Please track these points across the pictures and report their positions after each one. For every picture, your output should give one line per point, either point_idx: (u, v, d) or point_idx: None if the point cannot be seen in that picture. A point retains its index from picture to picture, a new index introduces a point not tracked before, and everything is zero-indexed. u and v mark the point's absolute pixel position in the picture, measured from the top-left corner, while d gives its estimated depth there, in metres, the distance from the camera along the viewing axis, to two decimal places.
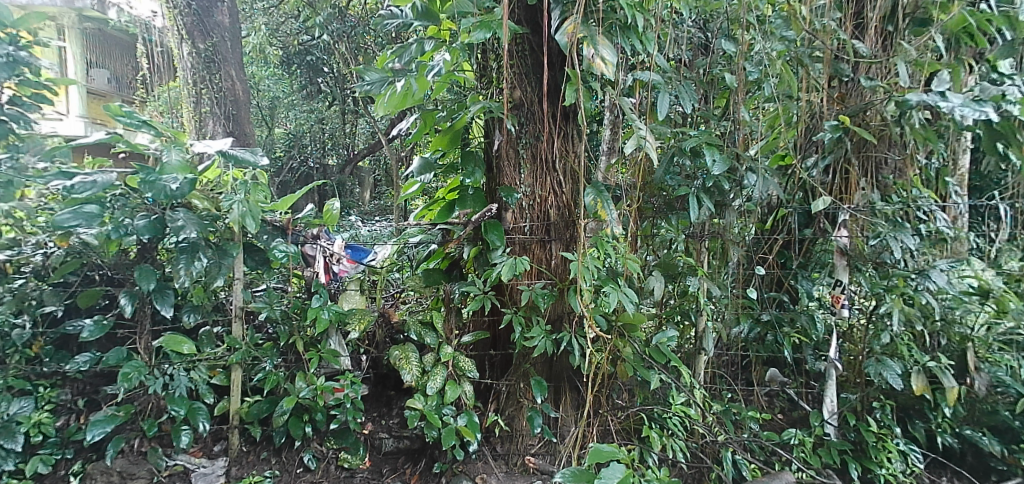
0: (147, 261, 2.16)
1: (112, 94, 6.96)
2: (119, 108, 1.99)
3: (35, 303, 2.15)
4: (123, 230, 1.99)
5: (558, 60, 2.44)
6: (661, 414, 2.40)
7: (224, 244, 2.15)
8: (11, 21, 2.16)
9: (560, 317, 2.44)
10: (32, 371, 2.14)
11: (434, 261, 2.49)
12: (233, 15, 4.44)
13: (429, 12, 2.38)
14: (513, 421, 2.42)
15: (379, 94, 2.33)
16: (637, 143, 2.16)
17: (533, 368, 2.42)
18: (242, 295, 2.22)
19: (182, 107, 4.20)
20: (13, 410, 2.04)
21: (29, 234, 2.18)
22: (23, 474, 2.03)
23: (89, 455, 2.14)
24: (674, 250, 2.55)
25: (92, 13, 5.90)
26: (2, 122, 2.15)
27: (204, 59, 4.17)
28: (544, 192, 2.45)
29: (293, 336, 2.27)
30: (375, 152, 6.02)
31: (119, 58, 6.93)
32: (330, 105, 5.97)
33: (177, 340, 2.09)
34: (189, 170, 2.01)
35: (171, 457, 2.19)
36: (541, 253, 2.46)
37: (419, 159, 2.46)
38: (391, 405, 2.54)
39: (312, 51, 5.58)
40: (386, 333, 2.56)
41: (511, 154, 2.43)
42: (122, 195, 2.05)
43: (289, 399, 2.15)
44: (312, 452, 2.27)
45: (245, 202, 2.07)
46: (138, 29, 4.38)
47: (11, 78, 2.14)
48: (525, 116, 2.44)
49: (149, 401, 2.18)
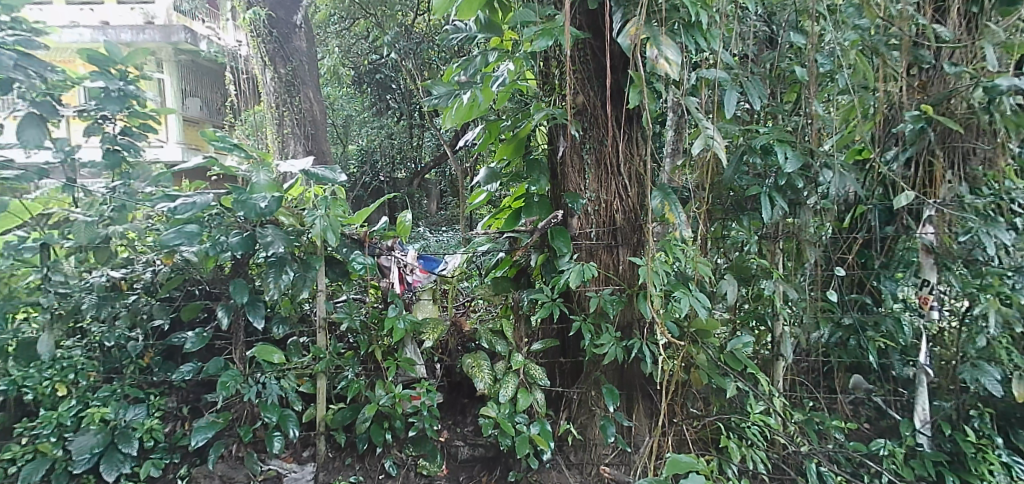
0: (241, 275, 2.27)
1: (205, 120, 6.78)
2: (213, 133, 2.11)
3: (146, 317, 2.27)
4: (219, 247, 2.10)
5: (620, 63, 2.42)
6: (739, 423, 2.33)
7: (308, 257, 2.24)
8: (120, 57, 2.31)
9: (630, 324, 2.43)
10: (145, 379, 2.28)
11: (502, 269, 2.54)
12: (310, 38, 4.56)
13: (493, 23, 2.45)
14: (586, 430, 2.41)
15: (446, 107, 2.42)
16: (705, 143, 2.11)
17: (604, 375, 2.42)
18: (325, 306, 2.30)
19: (266, 130, 4.46)
20: (129, 416, 2.16)
21: (140, 253, 2.30)
22: (138, 476, 2.14)
23: (194, 459, 2.24)
24: (746, 252, 2.51)
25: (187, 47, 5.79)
26: (115, 152, 2.32)
27: (284, 82, 4.31)
28: (609, 197, 2.44)
29: (372, 344, 2.34)
30: (441, 164, 6.15)
31: (210, 85, 6.84)
32: (398, 120, 6.09)
33: (267, 350, 2.19)
34: (275, 189, 2.13)
35: (265, 463, 2.29)
36: (609, 259, 2.46)
37: (486, 168, 2.55)
38: (466, 413, 2.56)
39: (381, 69, 5.81)
40: (458, 341, 2.55)
41: (576, 160, 2.44)
42: (218, 214, 2.16)
43: (371, 406, 2.22)
44: (392, 458, 2.31)
45: (326, 216, 2.16)
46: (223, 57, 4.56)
47: (122, 111, 2.30)
48: (589, 121, 2.44)
49: (244, 408, 2.27)
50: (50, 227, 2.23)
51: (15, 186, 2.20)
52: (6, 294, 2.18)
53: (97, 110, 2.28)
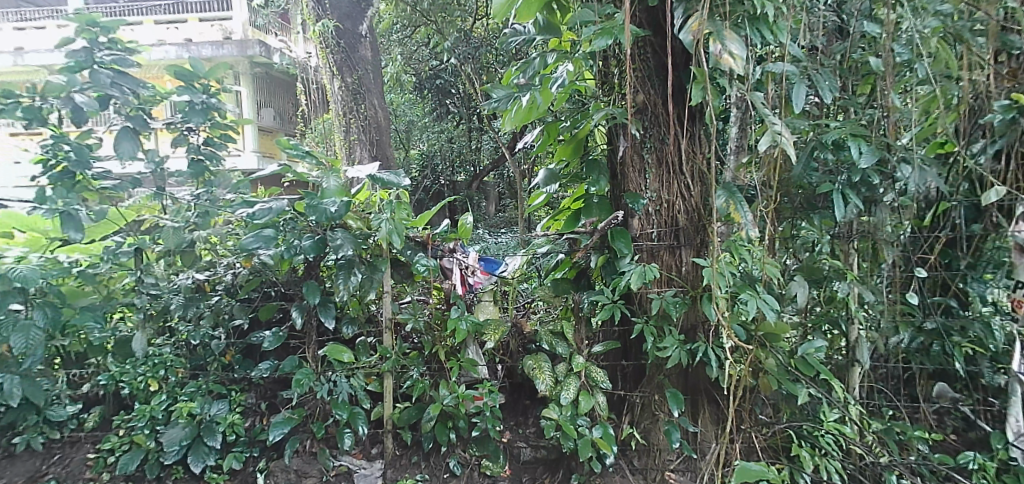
0: (313, 278, 2.35)
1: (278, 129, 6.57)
2: (287, 141, 2.20)
3: (228, 317, 2.38)
4: (293, 251, 2.20)
5: (683, 59, 2.36)
6: (812, 431, 2.23)
7: (375, 260, 2.31)
8: (203, 72, 2.45)
9: (694, 327, 2.38)
10: (226, 376, 2.40)
11: (562, 271, 2.53)
12: (375, 47, 4.63)
13: (551, 24, 2.44)
14: (649, 435, 2.36)
15: (505, 110, 2.43)
16: (772, 139, 2.04)
17: (668, 379, 2.36)
18: (391, 306, 2.36)
19: (332, 137, 4.70)
20: (213, 411, 2.28)
21: (221, 256, 2.42)
22: (221, 468, 2.26)
23: (272, 453, 2.34)
24: (818, 253, 2.40)
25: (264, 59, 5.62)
26: (199, 162, 2.46)
27: (350, 91, 4.45)
28: (671, 196, 2.39)
29: (436, 345, 2.38)
30: (500, 167, 6.21)
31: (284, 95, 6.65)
32: (458, 124, 6.22)
33: (338, 349, 2.27)
34: (345, 193, 2.21)
35: (337, 458, 2.34)
36: (671, 260, 2.42)
37: (544, 170, 2.56)
38: (528, 414, 2.57)
39: (441, 74, 5.91)
40: (520, 343, 2.54)
41: (636, 160, 2.41)
42: (292, 219, 2.25)
43: (435, 406, 2.26)
44: (457, 458, 2.35)
45: (391, 220, 2.22)
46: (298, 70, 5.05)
47: (205, 123, 2.43)
48: (650, 120, 2.40)
49: (317, 405, 2.36)
50: (142, 233, 2.36)
51: (112, 195, 2.36)
52: (106, 295, 2.37)
53: (183, 122, 2.43)
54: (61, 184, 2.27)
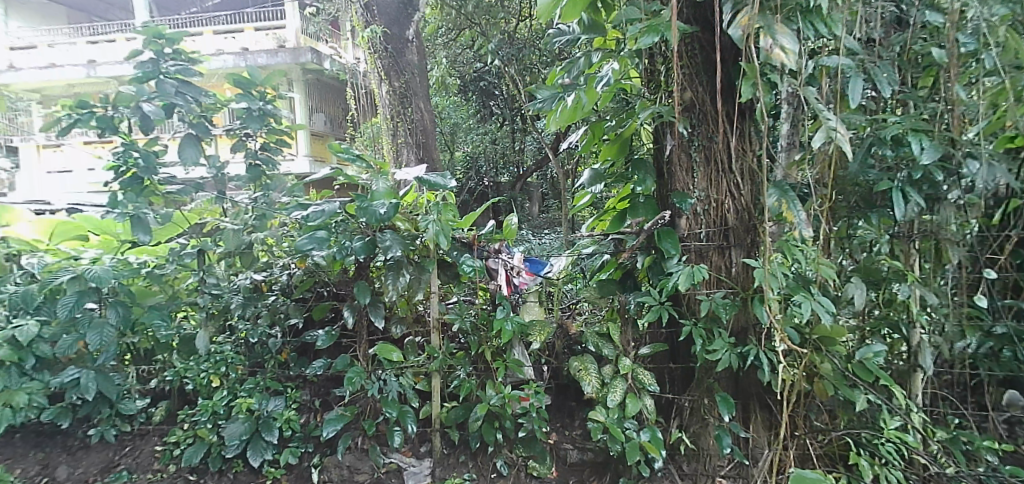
0: (363, 278, 2.40)
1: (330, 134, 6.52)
2: (339, 145, 2.28)
3: (284, 316, 2.45)
4: (344, 252, 2.26)
5: (732, 55, 2.31)
6: (871, 439, 2.15)
7: (422, 260, 2.35)
8: (260, 79, 2.54)
9: (745, 329, 2.31)
10: (282, 373, 2.48)
11: (607, 272, 2.51)
12: (421, 51, 4.69)
13: (595, 24, 2.43)
14: (698, 439, 2.31)
15: (550, 110, 2.43)
16: (826, 136, 1.98)
17: (718, 383, 2.31)
18: (438, 306, 2.40)
19: (380, 141, 4.82)
20: (270, 407, 2.35)
21: (277, 257, 2.49)
22: (278, 462, 2.34)
23: (325, 450, 2.40)
24: (877, 253, 2.29)
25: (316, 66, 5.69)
26: (256, 167, 2.56)
27: (398, 95, 4.52)
28: (719, 195, 2.35)
29: (482, 345, 2.39)
30: (543, 167, 6.22)
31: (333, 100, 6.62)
32: (502, 126, 6.25)
33: (388, 348, 2.31)
34: (393, 196, 2.24)
35: (387, 455, 2.39)
36: (721, 260, 2.37)
37: (589, 170, 2.54)
38: (574, 416, 2.56)
39: (485, 76, 5.95)
40: (565, 344, 2.56)
41: (683, 159, 2.37)
42: (343, 220, 2.31)
43: (482, 406, 2.28)
44: (504, 458, 2.35)
45: (438, 220, 2.25)
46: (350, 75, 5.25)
47: (262, 129, 2.53)
48: (698, 117, 2.35)
49: (368, 403, 2.41)
50: (203, 235, 2.47)
51: (176, 198, 2.48)
52: (171, 295, 2.49)
53: (242, 129, 2.53)
54: (131, 190, 2.40)
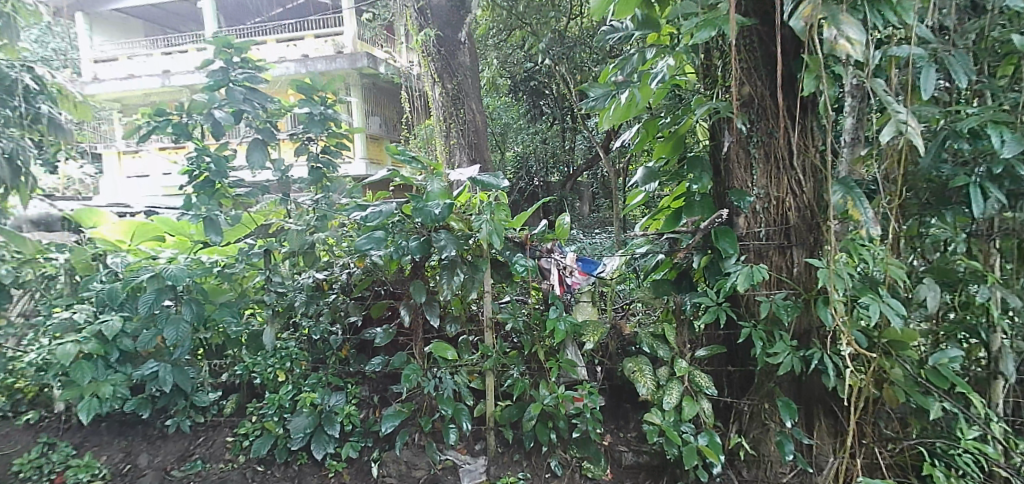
0: (419, 277, 2.45)
1: (383, 136, 6.70)
2: (395, 147, 2.33)
3: (344, 314, 2.53)
4: (401, 251, 2.31)
5: (793, 47, 2.24)
6: (946, 450, 2.02)
7: (476, 260, 2.38)
8: (321, 85, 2.63)
9: (808, 332, 2.23)
10: (343, 370, 2.55)
11: (661, 272, 2.46)
12: (473, 53, 4.73)
13: (649, 19, 2.37)
14: (759, 445, 2.24)
15: (603, 109, 2.41)
16: (896, 129, 1.87)
17: (779, 387, 2.25)
18: (491, 305, 2.42)
19: (434, 142, 4.82)
20: (332, 401, 2.42)
21: (337, 257, 2.55)
22: (340, 456, 2.41)
23: (384, 445, 2.46)
24: (951, 253, 2.18)
25: (372, 70, 6.07)
26: (318, 169, 2.65)
27: (451, 97, 4.55)
28: (780, 193, 2.26)
29: (536, 345, 2.39)
30: (593, 166, 6.18)
31: (388, 104, 6.79)
32: (552, 125, 6.23)
33: (443, 346, 2.34)
34: (447, 196, 2.28)
35: (443, 452, 2.43)
36: (781, 260, 2.28)
37: (642, 168, 2.48)
38: (629, 418, 2.53)
39: (536, 76, 5.93)
40: (619, 345, 2.55)
41: (742, 155, 2.30)
42: (399, 221, 2.36)
43: (535, 406, 2.28)
44: (558, 458, 2.36)
45: (490, 220, 2.27)
46: (404, 79, 5.36)
47: (323, 133, 2.61)
48: (757, 112, 2.27)
49: (424, 400, 2.44)
50: (270, 235, 2.56)
51: (244, 201, 2.59)
52: (241, 292, 2.60)
53: (304, 133, 2.61)
54: (204, 192, 2.50)
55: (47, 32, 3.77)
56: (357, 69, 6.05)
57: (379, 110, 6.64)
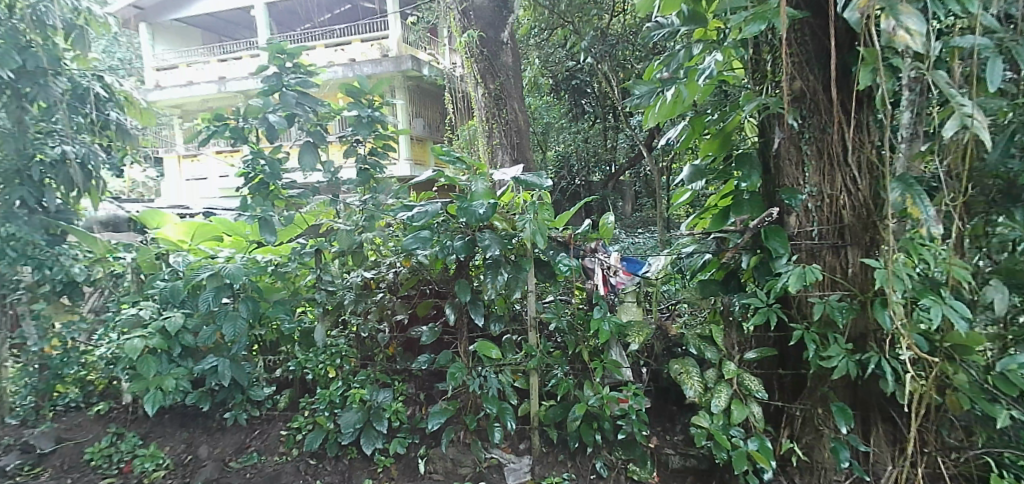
0: (464, 277, 2.47)
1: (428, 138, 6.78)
2: (440, 148, 2.37)
3: (391, 312, 2.57)
4: (446, 251, 2.33)
5: (848, 39, 2.15)
6: (1015, 460, 1.95)
7: (519, 260, 2.38)
8: (369, 88, 2.69)
9: (864, 335, 2.15)
10: (390, 367, 2.60)
11: (709, 272, 2.42)
12: (516, 53, 4.73)
13: (696, 14, 2.31)
14: (812, 451, 2.16)
15: (648, 106, 2.38)
16: (960, 122, 1.79)
17: (833, 392, 2.16)
18: (535, 305, 2.42)
19: (476, 142, 4.85)
20: (380, 398, 2.46)
21: (385, 256, 2.60)
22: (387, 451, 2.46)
23: (430, 442, 2.50)
24: (1019, 253, 2.09)
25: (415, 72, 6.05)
26: (366, 170, 2.71)
27: (493, 97, 4.58)
28: (833, 191, 2.19)
29: (579, 345, 2.38)
30: (635, 165, 6.11)
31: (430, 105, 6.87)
32: (594, 124, 6.17)
33: (486, 345, 2.37)
34: (491, 196, 2.29)
35: (488, 450, 2.45)
36: (835, 260, 2.21)
37: (689, 166, 2.43)
38: (675, 420, 2.50)
39: (578, 75, 5.89)
40: (664, 346, 2.51)
41: (793, 152, 2.23)
42: (444, 221, 2.39)
43: (580, 406, 2.27)
44: (603, 459, 2.34)
45: (534, 220, 2.26)
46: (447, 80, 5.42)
47: (370, 135, 2.67)
48: (808, 108, 2.21)
49: (469, 398, 2.46)
50: (321, 235, 2.62)
51: (297, 202, 2.70)
52: (294, 291, 2.68)
53: (353, 135, 2.68)
54: (259, 194, 2.62)
55: (114, 42, 3.98)
56: (402, 71, 6.06)
57: (422, 112, 6.74)
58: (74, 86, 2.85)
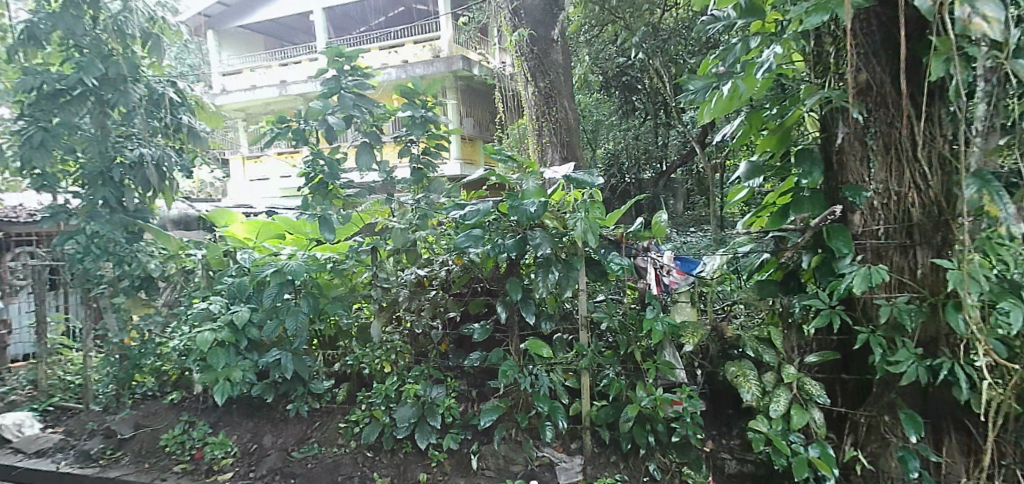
0: (514, 275, 2.49)
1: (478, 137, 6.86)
2: (493, 148, 2.40)
3: (443, 309, 2.60)
4: (498, 249, 2.34)
5: (919, 28, 2.03)
6: None
7: (570, 259, 2.37)
8: (422, 88, 2.74)
9: (935, 340, 2.02)
10: (442, 363, 2.64)
11: (767, 271, 2.37)
12: (566, 50, 4.71)
13: (754, 6, 2.22)
14: (877, 460, 2.07)
15: (704, 102, 2.33)
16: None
17: (901, 398, 2.06)
18: (586, 304, 2.41)
19: (526, 141, 4.87)
20: (433, 394, 2.51)
21: (437, 255, 2.64)
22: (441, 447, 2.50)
23: (483, 438, 2.53)
24: None
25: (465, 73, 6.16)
26: (419, 170, 2.75)
27: (544, 95, 4.57)
28: (901, 188, 2.07)
29: (631, 345, 2.36)
30: (687, 162, 5.96)
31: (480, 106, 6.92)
32: (645, 121, 6.10)
33: (537, 343, 2.36)
34: (542, 194, 2.29)
35: (539, 449, 2.46)
36: (902, 260, 2.09)
37: (746, 163, 2.38)
38: (731, 425, 2.45)
39: (628, 71, 5.81)
40: (720, 348, 2.44)
41: (857, 147, 2.14)
42: (496, 219, 2.40)
43: (633, 406, 2.25)
44: (656, 462, 2.30)
45: (585, 219, 2.26)
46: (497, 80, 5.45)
47: (423, 134, 2.71)
48: (874, 101, 2.10)
49: (520, 396, 2.47)
50: (376, 233, 2.70)
51: (354, 201, 2.77)
52: (351, 287, 2.75)
53: (407, 136, 2.74)
54: (319, 194, 2.69)
55: (185, 50, 4.20)
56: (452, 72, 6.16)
57: (473, 112, 6.81)
58: (151, 92, 3.04)
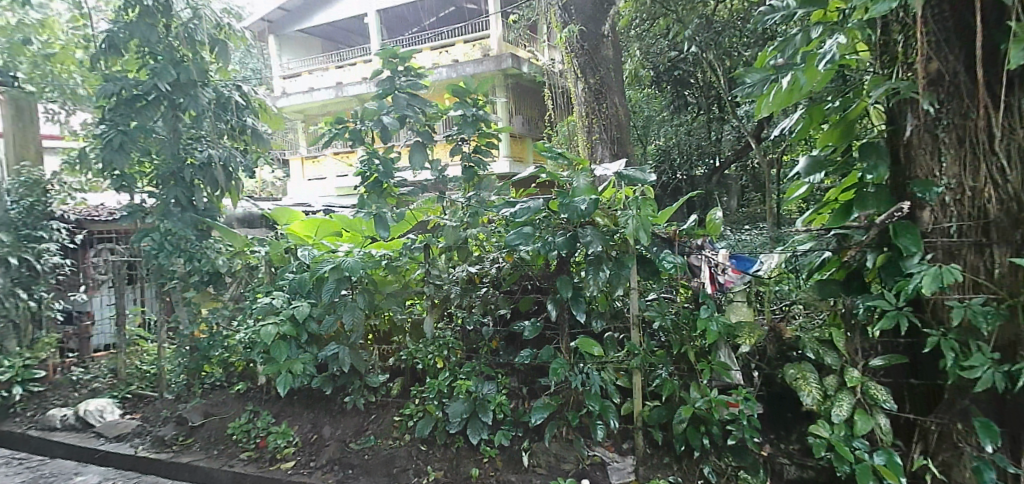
0: (565, 273, 2.48)
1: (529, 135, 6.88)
2: (544, 145, 2.40)
3: (494, 307, 2.63)
4: (548, 247, 2.33)
5: (997, 12, 1.90)
6: None
7: (621, 257, 2.35)
8: (474, 87, 2.76)
9: (1014, 344, 1.90)
10: (493, 360, 2.66)
11: (828, 271, 2.23)
12: (616, 46, 4.67)
13: None
14: (950, 470, 1.98)
15: (762, 95, 2.25)
16: None
17: (976, 406, 1.94)
18: (638, 303, 2.38)
19: (576, 138, 4.86)
20: (484, 390, 2.51)
21: (488, 252, 2.68)
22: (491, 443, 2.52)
23: (533, 436, 2.54)
24: None
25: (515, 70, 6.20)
26: (470, 168, 2.76)
27: (594, 91, 4.54)
28: (977, 182, 1.95)
29: (685, 345, 2.31)
30: (742, 158, 5.78)
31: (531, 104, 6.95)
32: (698, 115, 5.89)
33: (588, 342, 2.35)
34: (593, 191, 2.27)
35: (591, 448, 2.46)
36: (978, 259, 1.97)
37: (806, 157, 2.29)
38: (791, 429, 2.33)
39: (680, 65, 5.69)
40: (778, 349, 2.34)
41: (927, 140, 2.04)
42: (546, 217, 2.40)
43: (686, 408, 2.21)
44: (711, 465, 2.25)
45: (637, 216, 2.23)
46: (546, 77, 5.44)
47: (474, 133, 2.74)
48: (947, 91, 1.98)
49: (570, 394, 2.49)
50: (430, 231, 2.74)
51: (407, 199, 2.82)
52: (405, 283, 2.81)
53: (459, 134, 2.77)
54: (373, 192, 2.75)
55: (249, 55, 4.39)
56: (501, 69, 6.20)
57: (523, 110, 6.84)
58: (219, 96, 3.17)
